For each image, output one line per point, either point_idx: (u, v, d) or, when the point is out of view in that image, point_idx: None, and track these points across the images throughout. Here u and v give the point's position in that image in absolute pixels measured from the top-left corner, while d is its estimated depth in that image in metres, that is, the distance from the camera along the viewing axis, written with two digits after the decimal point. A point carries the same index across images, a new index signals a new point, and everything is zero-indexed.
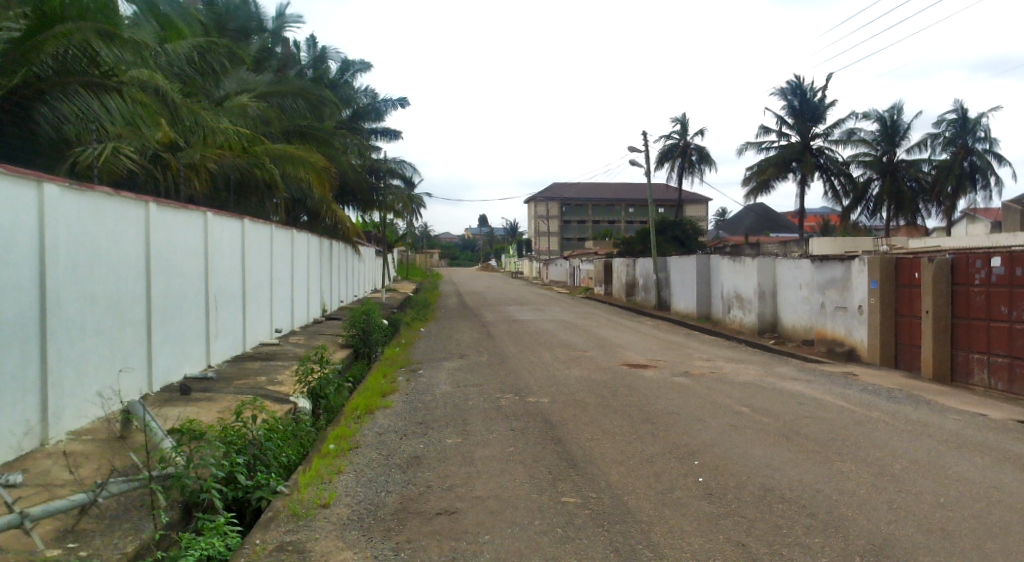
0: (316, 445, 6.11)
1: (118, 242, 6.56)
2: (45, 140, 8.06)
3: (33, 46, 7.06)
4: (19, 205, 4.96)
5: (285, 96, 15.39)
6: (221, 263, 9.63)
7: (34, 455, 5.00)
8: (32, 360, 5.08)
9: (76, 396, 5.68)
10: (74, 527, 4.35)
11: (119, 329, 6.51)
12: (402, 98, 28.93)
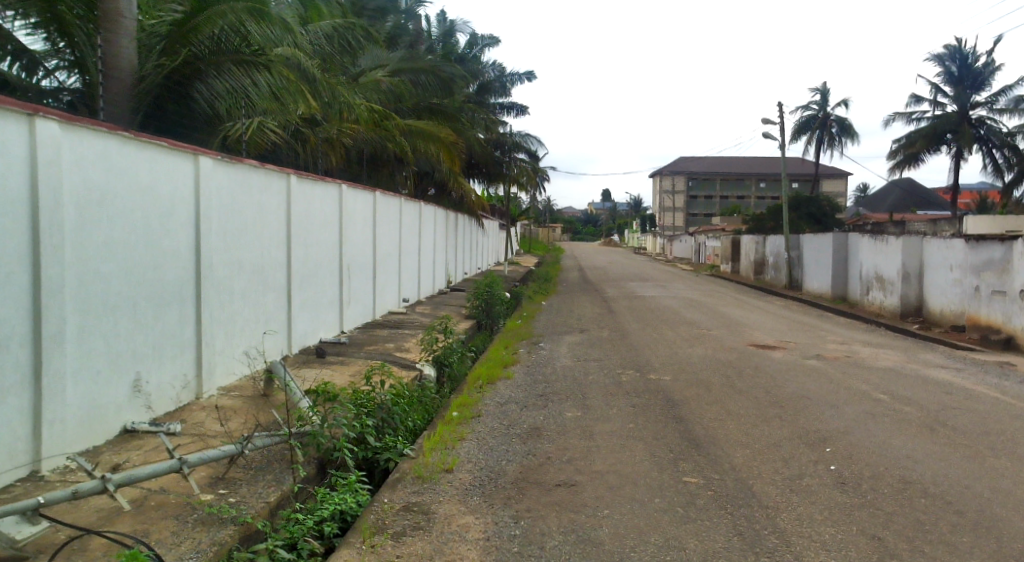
0: (440, 412, 6.28)
1: (263, 211, 7.07)
2: (202, 115, 8.58)
3: (192, 27, 7.74)
4: (175, 178, 5.69)
5: (418, 74, 16.04)
6: (354, 234, 10.03)
7: (189, 407, 5.82)
8: (188, 318, 5.88)
9: (226, 354, 6.46)
10: (225, 475, 4.85)
11: (262, 294, 7.09)
12: (529, 72, 29.41)
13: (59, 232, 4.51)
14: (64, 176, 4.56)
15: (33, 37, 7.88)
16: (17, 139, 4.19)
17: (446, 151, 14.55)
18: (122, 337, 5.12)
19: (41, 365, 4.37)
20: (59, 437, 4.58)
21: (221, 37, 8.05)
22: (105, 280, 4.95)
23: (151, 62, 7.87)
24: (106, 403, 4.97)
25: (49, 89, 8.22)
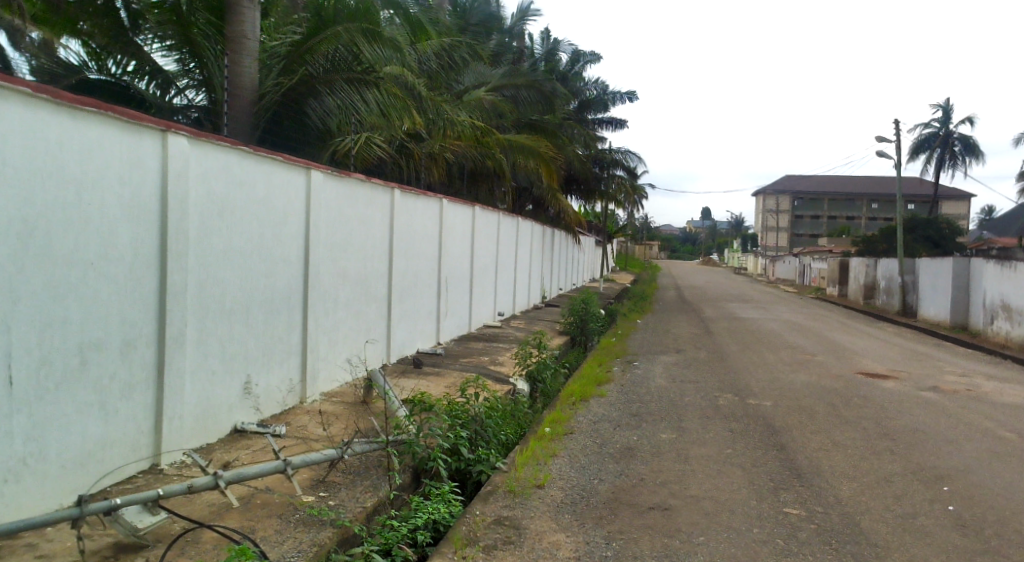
0: (533, 427, 6.29)
1: (369, 222, 7.78)
2: (315, 131, 8.92)
3: (310, 47, 8.29)
4: (289, 190, 6.34)
5: (520, 88, 16.36)
6: (453, 248, 10.60)
7: (295, 410, 6.48)
8: (295, 326, 6.53)
9: (328, 362, 7.13)
10: (325, 478, 5.03)
11: (364, 304, 7.77)
12: (630, 89, 29.86)
13: (184, 239, 5.12)
14: (191, 187, 5.19)
15: (168, 58, 8.64)
16: (150, 154, 4.88)
17: (546, 167, 14.73)
18: (236, 340, 5.75)
19: (164, 363, 5.01)
20: (177, 434, 5.18)
21: (337, 57, 8.58)
22: (224, 287, 5.60)
23: (271, 81, 8.33)
24: (220, 404, 5.60)
25: (179, 106, 8.86)
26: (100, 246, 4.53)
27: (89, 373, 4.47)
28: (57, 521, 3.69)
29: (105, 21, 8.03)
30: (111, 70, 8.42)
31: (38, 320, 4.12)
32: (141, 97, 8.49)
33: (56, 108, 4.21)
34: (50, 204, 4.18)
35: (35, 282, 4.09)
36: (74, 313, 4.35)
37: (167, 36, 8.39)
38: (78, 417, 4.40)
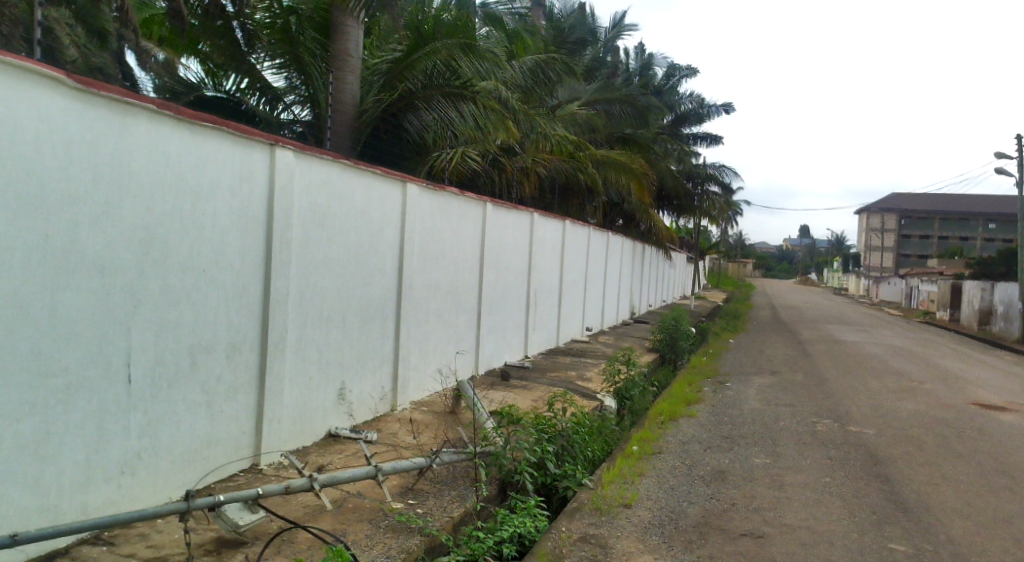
0: (620, 444, 6.22)
1: (461, 234, 8.09)
2: (411, 143, 9.36)
3: (407, 63, 8.60)
4: (386, 203, 6.65)
5: (614, 102, 16.32)
6: (543, 261, 11.01)
7: (385, 417, 6.79)
8: (388, 335, 6.83)
9: (419, 373, 7.43)
10: (414, 486, 5.13)
11: (455, 316, 8.09)
12: (728, 102, 29.73)
13: (287, 248, 5.47)
14: (295, 199, 5.54)
15: (278, 75, 9.29)
16: (259, 166, 5.24)
17: (636, 182, 14.59)
18: (333, 347, 6.07)
19: (265, 368, 5.36)
20: (276, 436, 5.52)
21: (434, 72, 8.83)
22: (324, 296, 5.93)
23: (372, 97, 8.80)
24: (317, 409, 5.92)
25: (286, 121, 9.46)
26: (212, 254, 4.92)
27: (199, 374, 4.87)
28: (167, 513, 3.89)
29: (222, 42, 8.69)
30: (225, 87, 9.07)
31: (154, 322, 4.55)
32: (253, 113, 9.13)
33: (178, 124, 4.65)
34: (169, 213, 4.61)
35: (153, 287, 4.53)
36: (187, 316, 4.76)
37: (277, 54, 9.00)
38: (188, 415, 4.81)
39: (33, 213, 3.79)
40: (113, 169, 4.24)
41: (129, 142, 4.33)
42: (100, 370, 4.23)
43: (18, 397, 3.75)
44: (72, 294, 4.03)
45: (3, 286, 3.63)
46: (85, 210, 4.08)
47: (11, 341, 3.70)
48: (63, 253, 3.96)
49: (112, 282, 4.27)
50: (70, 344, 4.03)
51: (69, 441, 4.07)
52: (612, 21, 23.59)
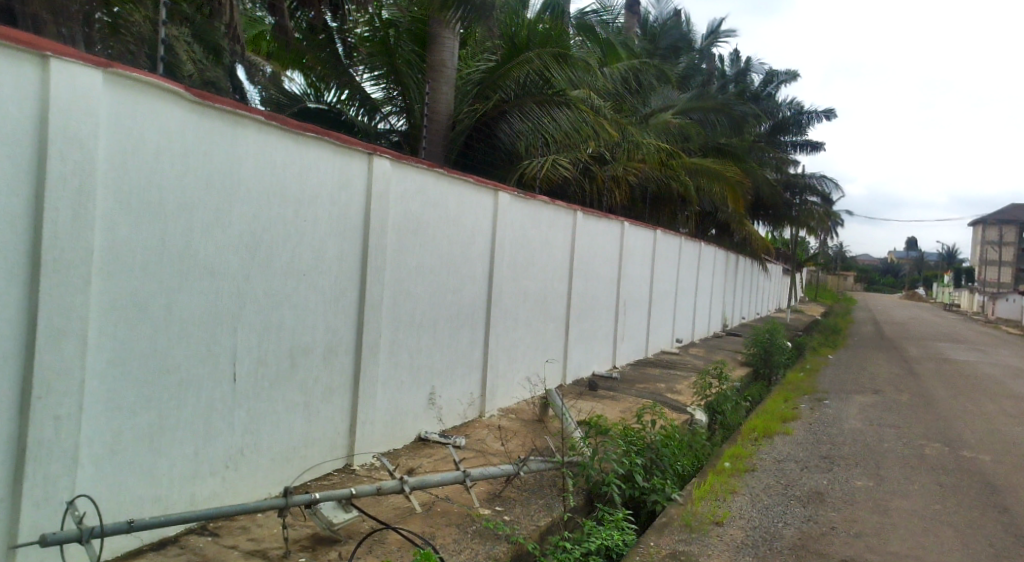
0: (711, 460, 6.08)
1: (550, 242, 8.16)
2: (504, 151, 9.62)
3: (502, 73, 9.00)
4: (479, 211, 6.80)
5: (708, 111, 16.16)
6: (632, 270, 11.00)
7: (473, 423, 6.90)
8: (477, 342, 6.95)
9: (507, 381, 7.52)
10: (501, 493, 5.16)
11: (544, 324, 8.18)
12: (830, 109, 29.00)
13: (382, 254, 5.61)
14: (391, 207, 5.69)
15: (376, 86, 9.59)
16: (357, 175, 5.42)
17: (730, 189, 14.61)
18: (424, 353, 6.21)
19: (360, 371, 5.51)
20: (369, 438, 5.66)
21: (528, 81, 9.15)
22: (417, 302, 6.06)
23: (466, 107, 9.25)
24: (408, 413, 6.06)
25: (383, 130, 9.82)
26: (313, 260, 5.10)
27: (298, 376, 5.05)
28: (267, 507, 4.04)
29: (324, 55, 9.16)
30: (326, 97, 9.51)
31: (259, 324, 4.76)
32: (352, 123, 9.59)
33: (284, 134, 4.85)
34: (273, 220, 4.81)
35: (258, 290, 4.73)
36: (287, 319, 4.95)
37: (376, 66, 9.33)
38: (287, 414, 4.99)
39: (151, 218, 4.04)
40: (223, 177, 4.47)
41: (238, 151, 4.55)
42: (208, 368, 4.45)
43: (134, 389, 4.02)
44: (185, 295, 4.27)
45: (123, 284, 3.91)
46: (198, 215, 4.32)
47: (129, 337, 3.97)
48: (177, 256, 4.21)
49: (221, 285, 4.49)
50: (181, 343, 4.26)
51: (180, 434, 4.31)
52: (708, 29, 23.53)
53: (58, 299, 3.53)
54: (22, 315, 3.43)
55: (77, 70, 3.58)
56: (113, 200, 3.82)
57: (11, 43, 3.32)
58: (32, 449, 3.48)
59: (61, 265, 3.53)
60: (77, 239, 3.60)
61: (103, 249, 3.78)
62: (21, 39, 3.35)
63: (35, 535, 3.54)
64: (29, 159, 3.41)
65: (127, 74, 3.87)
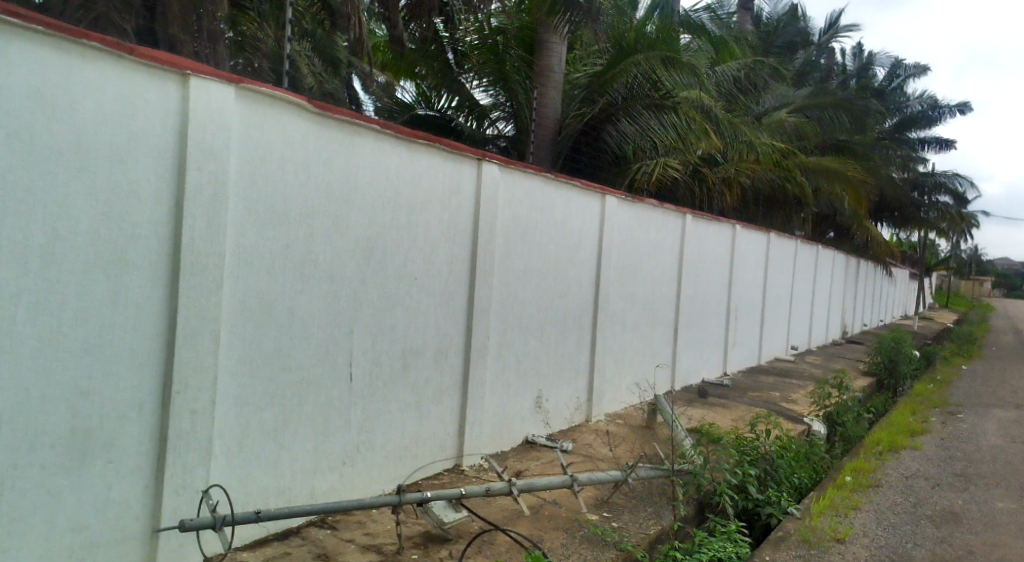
0: (831, 473, 5.83)
1: (658, 245, 8.15)
2: (610, 155, 9.81)
3: (609, 77, 9.06)
4: (586, 214, 6.83)
5: (829, 109, 15.30)
6: (744, 274, 10.80)
7: (581, 427, 6.90)
8: (584, 346, 6.96)
9: (613, 385, 7.48)
10: (609, 499, 5.12)
11: (651, 328, 8.12)
12: (963, 104, 27.44)
13: (490, 258, 5.70)
14: (499, 211, 5.78)
15: (486, 93, 9.75)
16: (467, 179, 5.53)
17: (850, 188, 14.24)
18: (532, 356, 6.27)
19: (468, 374, 5.60)
20: (477, 440, 5.75)
21: (635, 85, 9.18)
22: (524, 305, 6.13)
23: (573, 112, 9.36)
24: (516, 415, 6.13)
25: (491, 136, 10.02)
26: (424, 263, 5.23)
27: (410, 376, 5.18)
28: (382, 503, 4.15)
29: (436, 64, 9.46)
30: (438, 104, 9.85)
31: (373, 326, 4.91)
32: (461, 129, 9.84)
33: (398, 142, 5.00)
34: (387, 225, 4.97)
35: (373, 292, 4.90)
36: (400, 321, 5.09)
37: (485, 74, 9.48)
38: (400, 414, 5.14)
39: (278, 224, 4.26)
40: (342, 184, 4.65)
41: (355, 159, 4.73)
42: (328, 368, 4.64)
43: (261, 386, 4.24)
44: (307, 298, 4.47)
45: (251, 287, 4.13)
46: (319, 220, 4.52)
47: (256, 337, 4.19)
48: (300, 261, 4.42)
49: (340, 288, 4.68)
50: (303, 343, 4.46)
51: (302, 430, 4.51)
52: (829, 24, 22.94)
53: (195, 301, 3.78)
54: (165, 316, 3.69)
55: (214, 86, 3.83)
56: (244, 207, 4.06)
57: (157, 64, 3.59)
58: (172, 440, 3.74)
59: (197, 269, 3.78)
60: (211, 245, 3.84)
61: (234, 253, 4.01)
62: (166, 61, 3.61)
63: (174, 521, 3.79)
64: (171, 170, 3.67)
65: (257, 89, 4.10)
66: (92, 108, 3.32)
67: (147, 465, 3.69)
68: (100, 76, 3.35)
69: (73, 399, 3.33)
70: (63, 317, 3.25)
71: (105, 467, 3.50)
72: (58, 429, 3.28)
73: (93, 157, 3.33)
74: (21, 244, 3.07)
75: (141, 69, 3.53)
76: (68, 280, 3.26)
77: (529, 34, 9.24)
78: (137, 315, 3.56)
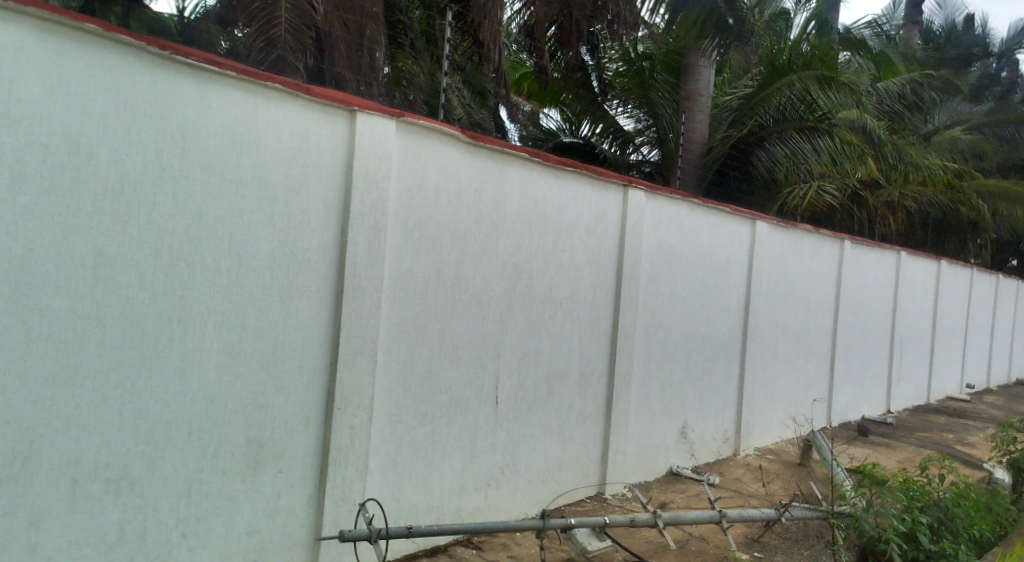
0: (1020, 529, 5.27)
1: (814, 274, 7.88)
2: (761, 180, 9.72)
3: (761, 99, 9.20)
4: (736, 239, 6.73)
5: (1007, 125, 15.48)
6: (911, 305, 10.14)
7: (728, 461, 6.74)
8: (732, 376, 6.80)
9: (763, 418, 7.26)
10: (761, 537, 4.92)
11: (805, 359, 7.84)
12: None
13: (635, 285, 5.71)
14: (645, 237, 5.79)
15: (630, 119, 10.20)
16: (613, 206, 5.58)
17: None
18: (678, 386, 6.21)
19: (612, 399, 5.60)
20: (621, 469, 5.73)
21: (788, 106, 9.19)
22: (669, 333, 6.08)
23: (720, 134, 9.58)
24: (661, 445, 6.07)
25: (635, 162, 10.41)
26: (569, 289, 5.29)
27: (555, 401, 5.23)
28: (526, 527, 4.08)
29: (583, 92, 9.93)
30: (581, 131, 10.37)
31: (519, 350, 5.00)
32: (604, 154, 10.36)
33: (545, 169, 5.10)
34: (535, 251, 5.06)
35: (520, 317, 4.99)
36: (545, 346, 5.15)
37: (631, 99, 9.97)
38: (545, 438, 5.19)
39: (435, 252, 4.47)
40: (492, 211, 4.80)
41: (505, 188, 4.86)
42: (476, 390, 4.76)
43: (415, 405, 4.41)
44: (457, 321, 4.61)
45: (407, 311, 4.32)
46: (469, 246, 4.67)
47: (410, 358, 4.36)
48: (452, 285, 4.58)
49: (489, 312, 4.80)
50: (454, 366, 4.62)
51: (451, 450, 4.64)
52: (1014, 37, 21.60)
53: (355, 322, 3.98)
54: (328, 337, 3.92)
55: (377, 121, 4.07)
56: (402, 235, 4.27)
57: (329, 103, 3.86)
58: (334, 454, 3.94)
59: (358, 292, 3.99)
60: (371, 269, 4.06)
61: (392, 278, 4.22)
62: (337, 98, 3.88)
63: (335, 531, 3.98)
64: (337, 200, 3.92)
65: (415, 122, 4.29)
66: (273, 142, 3.59)
67: (311, 476, 3.91)
68: (280, 115, 3.64)
69: (251, 412, 3.58)
70: (243, 337, 3.51)
71: (276, 476, 3.73)
72: (236, 439, 3.52)
73: (272, 188, 3.60)
74: (211, 268, 3.34)
75: (315, 108, 3.81)
76: (248, 302, 3.52)
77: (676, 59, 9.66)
78: (307, 335, 3.81)
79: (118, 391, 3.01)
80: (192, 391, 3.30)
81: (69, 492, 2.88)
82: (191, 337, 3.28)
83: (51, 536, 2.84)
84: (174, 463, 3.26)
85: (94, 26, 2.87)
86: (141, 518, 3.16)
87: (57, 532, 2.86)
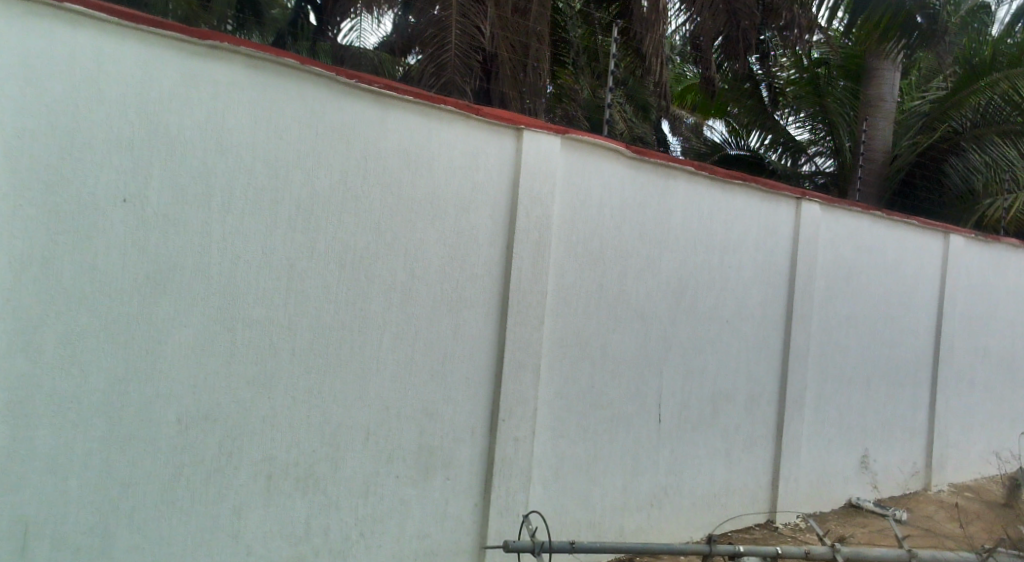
0: None
1: (1016, 295, 7.09)
2: (954, 190, 9.20)
3: (956, 101, 8.74)
4: (926, 253, 6.25)
5: None
6: None
7: (918, 495, 6.23)
8: (920, 403, 6.27)
9: (958, 449, 6.65)
10: None
11: (1010, 387, 7.12)
12: None
13: (808, 303, 5.41)
14: (819, 251, 5.49)
15: (803, 128, 9.85)
16: (785, 219, 5.34)
17: None
18: (857, 411, 5.80)
19: (783, 422, 5.32)
20: (792, 497, 5.42)
21: (989, 106, 8.63)
22: (847, 354, 5.71)
23: (907, 142, 9.19)
24: (839, 474, 5.71)
25: (808, 172, 10.02)
26: (736, 306, 5.10)
27: (721, 422, 5.05)
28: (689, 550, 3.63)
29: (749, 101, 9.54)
30: (750, 143, 10.12)
31: (683, 367, 4.87)
32: (775, 168, 10.02)
33: (712, 183, 4.97)
34: (700, 266, 4.93)
35: (683, 333, 4.86)
36: (710, 363, 4.99)
37: (802, 107, 9.58)
38: (712, 460, 5.03)
39: (603, 268, 4.49)
40: (657, 225, 4.73)
41: (670, 203, 4.78)
42: (638, 408, 4.68)
43: (577, 419, 4.39)
44: (619, 336, 4.57)
45: (571, 325, 4.34)
46: (632, 261, 4.62)
47: (574, 372, 4.36)
48: (614, 299, 4.55)
49: (651, 327, 4.72)
50: (616, 382, 4.57)
51: (614, 465, 4.58)
52: None
53: (521, 336, 4.04)
54: (494, 350, 3.99)
55: (543, 138, 4.13)
56: (567, 251, 4.30)
57: (498, 122, 3.97)
58: (498, 464, 3.97)
59: (523, 305, 4.04)
60: (535, 283, 4.10)
61: (556, 291, 4.25)
62: (506, 118, 3.99)
63: (499, 541, 4.00)
64: (504, 216, 4.01)
65: (580, 138, 4.30)
66: (445, 160, 3.75)
67: (476, 485, 3.96)
68: (452, 136, 3.78)
69: (422, 420, 3.71)
70: (416, 348, 3.65)
71: (444, 483, 3.83)
72: (409, 445, 3.66)
73: (444, 205, 3.75)
74: (388, 282, 3.52)
75: (485, 128, 3.93)
76: (421, 314, 3.67)
77: (856, 61, 9.24)
78: (474, 347, 3.91)
79: (305, 394, 3.22)
80: (371, 399, 3.48)
81: (265, 487, 3.11)
82: (370, 347, 3.47)
83: (249, 526, 3.08)
84: (354, 465, 3.44)
85: (292, 60, 3.13)
86: (324, 515, 3.35)
87: (254, 523, 3.09)
